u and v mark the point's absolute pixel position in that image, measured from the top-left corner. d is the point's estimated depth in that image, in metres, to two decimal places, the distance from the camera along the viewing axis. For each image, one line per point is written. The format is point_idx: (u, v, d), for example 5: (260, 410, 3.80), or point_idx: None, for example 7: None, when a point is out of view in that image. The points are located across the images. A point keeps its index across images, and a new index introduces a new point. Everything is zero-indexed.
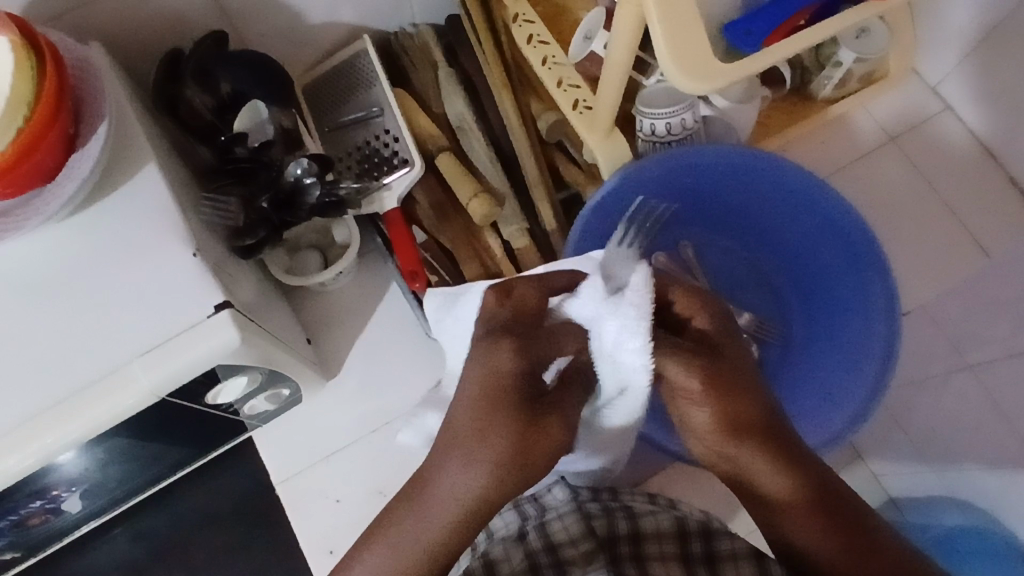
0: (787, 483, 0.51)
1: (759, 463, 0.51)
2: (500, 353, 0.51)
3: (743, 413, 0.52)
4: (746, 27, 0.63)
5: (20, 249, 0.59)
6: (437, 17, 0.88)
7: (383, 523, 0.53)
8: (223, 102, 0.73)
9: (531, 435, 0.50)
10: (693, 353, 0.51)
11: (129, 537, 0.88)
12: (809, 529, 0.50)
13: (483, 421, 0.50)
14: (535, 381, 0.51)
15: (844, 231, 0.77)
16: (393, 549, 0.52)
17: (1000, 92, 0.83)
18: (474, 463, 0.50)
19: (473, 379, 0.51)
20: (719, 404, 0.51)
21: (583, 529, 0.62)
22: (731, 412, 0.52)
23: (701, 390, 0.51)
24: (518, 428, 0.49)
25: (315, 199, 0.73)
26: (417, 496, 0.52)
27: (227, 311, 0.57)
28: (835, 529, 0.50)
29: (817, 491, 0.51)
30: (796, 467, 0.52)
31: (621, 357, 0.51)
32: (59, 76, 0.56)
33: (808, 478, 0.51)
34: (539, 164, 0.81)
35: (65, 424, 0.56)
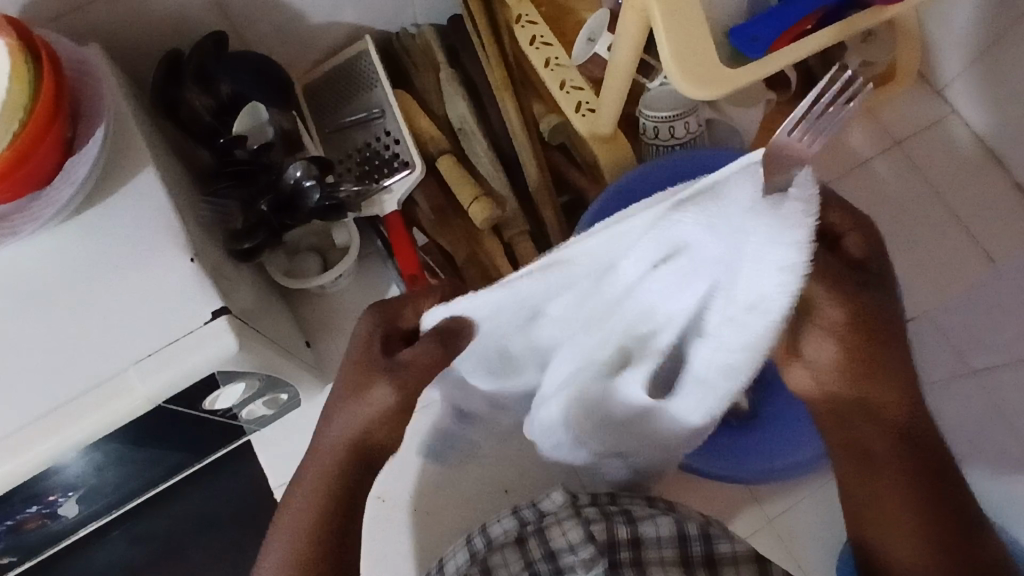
0: (893, 477, 0.55)
1: (878, 445, 0.55)
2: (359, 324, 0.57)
3: (871, 404, 0.53)
4: (752, 32, 0.62)
5: (15, 254, 0.58)
6: (439, 19, 0.87)
7: (294, 490, 0.59)
8: (223, 103, 0.72)
9: (362, 394, 0.55)
10: (847, 297, 0.47)
11: (126, 540, 0.88)
12: (910, 533, 0.56)
13: (346, 390, 0.56)
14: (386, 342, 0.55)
15: None
16: (301, 508, 0.58)
17: (1007, 97, 0.82)
18: (343, 424, 0.56)
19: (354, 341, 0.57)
20: (856, 388, 0.51)
21: (584, 535, 0.61)
22: (862, 395, 0.52)
23: (831, 361, 0.50)
24: (356, 395, 0.55)
25: (314, 202, 0.71)
26: (308, 461, 0.59)
27: (224, 318, 0.57)
28: (931, 533, 0.55)
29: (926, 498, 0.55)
30: (906, 455, 0.55)
31: (760, 288, 0.44)
32: (56, 80, 0.56)
33: (919, 465, 0.55)
34: (541, 168, 0.80)
35: (61, 431, 0.55)
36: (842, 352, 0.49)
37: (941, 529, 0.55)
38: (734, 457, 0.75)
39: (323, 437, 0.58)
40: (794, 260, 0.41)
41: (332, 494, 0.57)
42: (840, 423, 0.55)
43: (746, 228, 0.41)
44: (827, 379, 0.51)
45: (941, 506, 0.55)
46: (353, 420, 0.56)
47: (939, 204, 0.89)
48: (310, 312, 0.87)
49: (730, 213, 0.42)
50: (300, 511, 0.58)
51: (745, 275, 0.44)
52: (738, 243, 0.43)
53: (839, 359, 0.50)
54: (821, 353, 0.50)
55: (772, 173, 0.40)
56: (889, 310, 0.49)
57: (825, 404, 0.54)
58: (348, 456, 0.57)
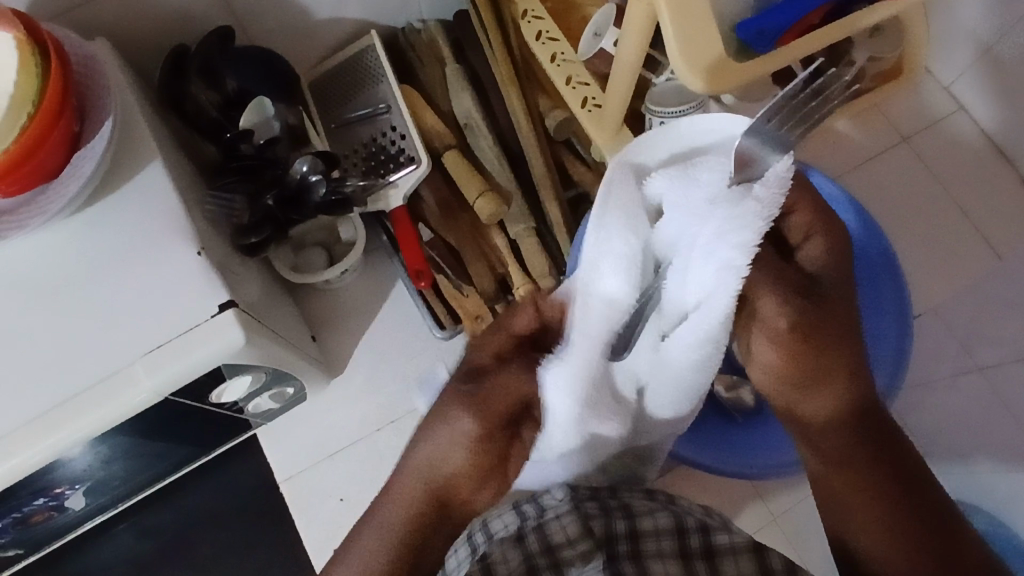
0: (853, 475, 0.53)
1: (838, 449, 0.53)
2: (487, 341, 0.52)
3: (819, 411, 0.52)
4: (760, 25, 0.62)
5: (23, 247, 0.58)
6: (445, 13, 0.87)
7: (368, 516, 0.54)
8: (229, 98, 0.72)
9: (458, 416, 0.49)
10: (795, 303, 0.49)
11: (132, 533, 0.88)
12: (877, 529, 0.53)
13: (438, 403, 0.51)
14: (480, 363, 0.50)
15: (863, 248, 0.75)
16: (372, 532, 0.52)
17: (1015, 92, 0.82)
18: (429, 449, 0.50)
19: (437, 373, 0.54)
20: (802, 394, 0.52)
21: (581, 530, 0.62)
22: (814, 398, 0.52)
23: (777, 361, 0.50)
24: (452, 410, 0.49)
25: (320, 197, 0.72)
26: (386, 495, 0.53)
27: (231, 312, 0.57)
28: (907, 522, 0.52)
29: (887, 494, 0.53)
30: (867, 456, 0.53)
31: (699, 280, 0.48)
32: (63, 74, 0.56)
33: (884, 466, 0.53)
34: (546, 163, 0.80)
35: (69, 422, 0.55)
36: (784, 356, 0.50)
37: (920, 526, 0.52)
38: (728, 447, 0.75)
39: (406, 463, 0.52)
40: (736, 257, 0.45)
41: (414, 521, 0.51)
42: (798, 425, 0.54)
43: (711, 210, 0.46)
44: (775, 384, 0.52)
45: (910, 498, 0.53)
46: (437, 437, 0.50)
47: (946, 201, 0.88)
48: (315, 308, 0.87)
49: (700, 193, 0.47)
50: (372, 542, 0.52)
51: (677, 263, 0.48)
52: (704, 213, 0.47)
53: (783, 361, 0.50)
54: (765, 357, 0.51)
55: (737, 171, 0.47)
56: (842, 315, 0.51)
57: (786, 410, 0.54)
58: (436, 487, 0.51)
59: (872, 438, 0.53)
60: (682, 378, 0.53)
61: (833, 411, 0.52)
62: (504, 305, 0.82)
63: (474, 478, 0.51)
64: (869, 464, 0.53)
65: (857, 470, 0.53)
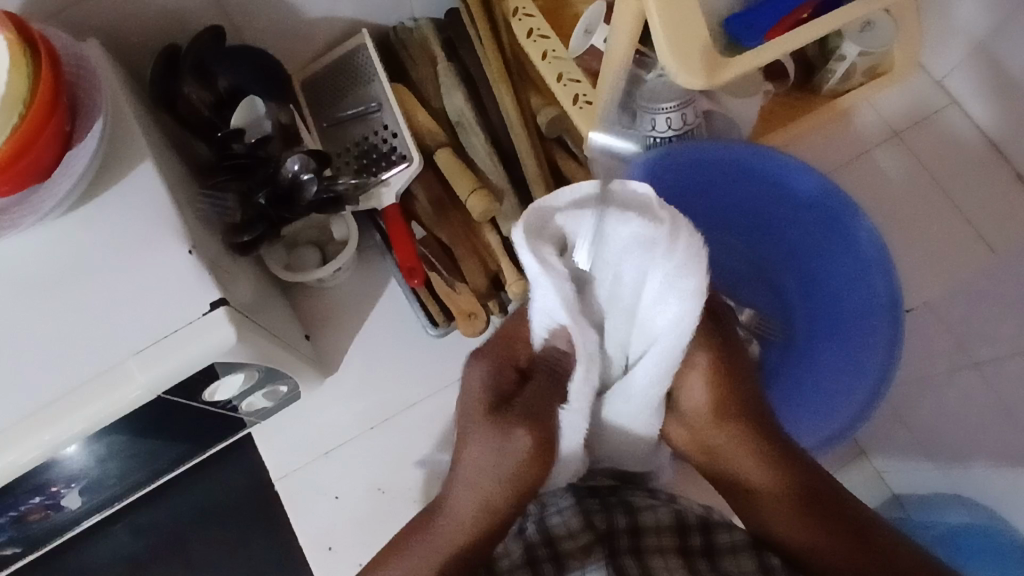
0: (778, 496, 0.59)
1: (762, 477, 0.59)
2: (473, 375, 0.61)
3: (739, 446, 0.59)
4: (749, 21, 0.62)
5: (15, 245, 0.58)
6: (437, 12, 0.87)
7: (410, 536, 0.61)
8: (221, 97, 0.72)
9: (502, 442, 0.56)
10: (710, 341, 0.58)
11: (129, 532, 0.89)
12: (800, 525, 0.57)
13: (470, 430, 0.58)
14: (505, 385, 0.59)
15: (840, 224, 0.76)
16: (416, 553, 0.59)
17: (1007, 87, 0.82)
18: (466, 470, 0.58)
19: (463, 405, 0.61)
20: (723, 427, 0.60)
21: (583, 523, 0.60)
22: (732, 434, 0.60)
23: (704, 399, 0.59)
24: (495, 436, 0.56)
25: (311, 195, 0.72)
26: (433, 523, 0.60)
27: (222, 310, 0.57)
28: (830, 529, 0.57)
29: (805, 493, 0.58)
30: (791, 475, 0.59)
31: (666, 308, 0.49)
32: (54, 73, 0.56)
33: (804, 472, 0.59)
34: (539, 160, 0.81)
35: (61, 419, 0.55)
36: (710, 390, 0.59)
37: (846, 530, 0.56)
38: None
39: (452, 490, 0.60)
40: (687, 288, 0.48)
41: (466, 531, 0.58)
42: (724, 466, 0.61)
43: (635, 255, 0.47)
44: (709, 419, 0.60)
45: (834, 511, 0.58)
46: (481, 461, 0.57)
47: (938, 197, 0.88)
48: (309, 306, 0.87)
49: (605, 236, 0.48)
50: (419, 561, 0.59)
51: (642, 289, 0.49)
52: (622, 257, 0.48)
53: (710, 395, 0.59)
54: (697, 395, 0.59)
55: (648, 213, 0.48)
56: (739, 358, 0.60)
57: (711, 454, 0.61)
58: (481, 508, 0.58)
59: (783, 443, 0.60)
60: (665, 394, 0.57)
61: (753, 444, 0.59)
62: (496, 302, 0.83)
63: (506, 497, 0.58)
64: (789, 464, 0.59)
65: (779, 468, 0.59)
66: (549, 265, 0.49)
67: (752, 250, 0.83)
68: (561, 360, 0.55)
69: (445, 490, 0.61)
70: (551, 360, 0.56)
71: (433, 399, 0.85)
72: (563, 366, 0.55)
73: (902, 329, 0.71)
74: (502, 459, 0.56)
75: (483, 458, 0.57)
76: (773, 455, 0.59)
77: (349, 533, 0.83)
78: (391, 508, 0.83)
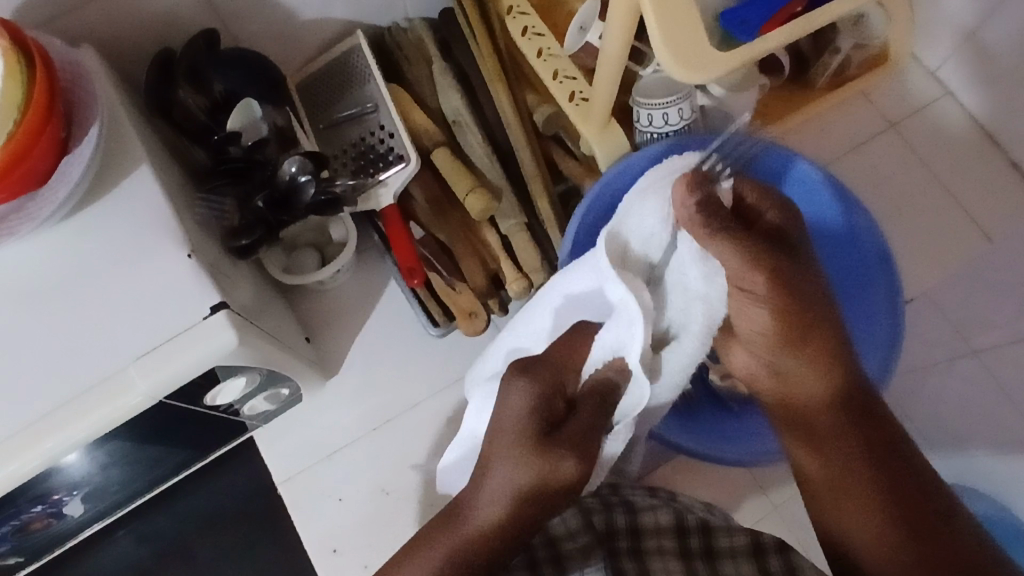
0: (844, 457, 0.55)
1: (837, 430, 0.56)
2: (514, 393, 0.54)
3: (813, 381, 0.55)
4: (742, 16, 0.64)
5: (13, 252, 0.58)
6: (430, 13, 0.87)
7: (424, 540, 0.56)
8: (217, 103, 0.72)
9: (542, 474, 0.51)
10: (764, 257, 0.51)
11: (133, 540, 0.88)
12: (874, 527, 0.53)
13: (503, 452, 0.53)
14: (551, 409, 0.53)
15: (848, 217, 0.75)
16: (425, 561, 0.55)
17: (1000, 76, 0.82)
18: (497, 482, 0.53)
19: (497, 420, 0.54)
20: (805, 365, 0.54)
21: (583, 523, 0.59)
22: (807, 367, 0.54)
23: (765, 324, 0.53)
24: (534, 463, 0.51)
25: (309, 197, 0.72)
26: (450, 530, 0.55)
27: (222, 313, 0.57)
28: (897, 513, 0.53)
29: (876, 481, 0.54)
30: (862, 437, 0.56)
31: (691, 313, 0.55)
32: (48, 80, 0.55)
33: (878, 459, 0.55)
34: (536, 158, 0.81)
35: (64, 426, 0.55)
36: (768, 314, 0.53)
37: (907, 516, 0.52)
38: (712, 435, 0.74)
39: (476, 501, 0.54)
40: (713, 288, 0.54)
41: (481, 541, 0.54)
42: (795, 420, 0.57)
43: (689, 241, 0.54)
44: (762, 348, 0.55)
45: (908, 490, 0.53)
46: (514, 483, 0.52)
47: (936, 187, 0.89)
48: (309, 310, 0.87)
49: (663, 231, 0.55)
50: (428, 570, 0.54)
51: (676, 282, 0.55)
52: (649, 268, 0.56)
53: (774, 323, 0.53)
54: (759, 320, 0.53)
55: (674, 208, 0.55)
56: (815, 280, 0.53)
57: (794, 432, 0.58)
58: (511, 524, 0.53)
59: (859, 422, 0.56)
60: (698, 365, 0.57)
61: (828, 389, 0.55)
62: (497, 301, 0.83)
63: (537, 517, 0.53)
64: (849, 451, 0.55)
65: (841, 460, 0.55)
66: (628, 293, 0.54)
67: None
68: (609, 387, 0.55)
69: (464, 498, 0.56)
70: (604, 383, 0.55)
71: (434, 402, 0.85)
72: (613, 390, 0.55)
73: (904, 330, 0.72)
74: (541, 482, 0.52)
75: (516, 481, 0.52)
76: (852, 413, 0.56)
77: (352, 536, 0.83)
78: (394, 509, 0.83)
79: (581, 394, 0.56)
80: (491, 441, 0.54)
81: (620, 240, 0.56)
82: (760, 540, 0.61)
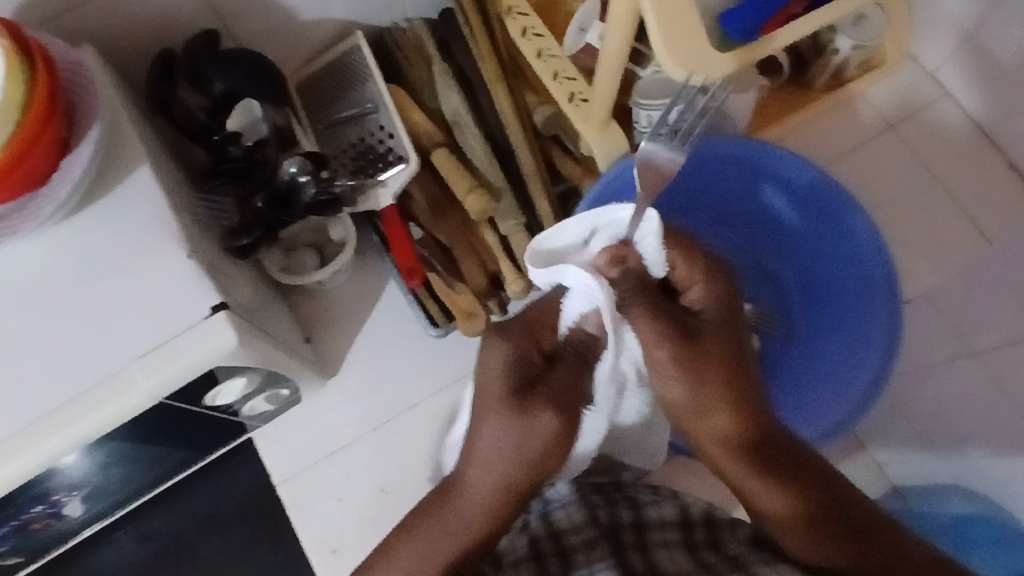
0: (774, 487, 0.55)
1: (767, 465, 0.55)
2: (494, 353, 0.57)
3: (726, 426, 0.55)
4: (742, 17, 0.63)
5: (13, 251, 0.58)
6: (430, 13, 0.87)
7: (419, 519, 0.57)
8: (217, 102, 0.71)
9: (529, 424, 0.53)
10: (667, 326, 0.55)
11: (133, 540, 0.88)
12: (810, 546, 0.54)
13: (488, 408, 0.55)
14: (530, 368, 0.57)
15: (833, 210, 0.76)
16: (426, 538, 0.56)
17: (998, 77, 0.82)
18: (484, 442, 0.55)
19: (481, 387, 0.57)
20: (715, 418, 0.55)
21: (587, 517, 0.61)
22: (723, 415, 0.55)
23: (684, 384, 0.55)
24: (520, 417, 0.54)
25: (308, 198, 0.73)
26: (447, 504, 0.56)
27: (222, 314, 0.57)
28: (835, 537, 0.53)
29: (806, 506, 0.54)
30: (785, 469, 0.55)
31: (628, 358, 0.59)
32: (49, 80, 0.55)
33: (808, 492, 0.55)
34: (535, 158, 0.81)
35: (65, 427, 0.55)
36: (680, 374, 0.55)
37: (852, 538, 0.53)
38: None
39: (469, 470, 0.56)
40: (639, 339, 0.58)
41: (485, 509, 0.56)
42: (730, 453, 0.56)
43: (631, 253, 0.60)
44: (675, 400, 0.57)
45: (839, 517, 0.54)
46: (504, 443, 0.54)
47: (934, 187, 0.89)
48: (308, 309, 0.87)
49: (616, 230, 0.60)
50: (431, 544, 0.56)
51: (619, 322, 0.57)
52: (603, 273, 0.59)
53: (684, 378, 0.55)
54: (675, 382, 0.55)
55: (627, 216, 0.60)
56: (721, 331, 0.56)
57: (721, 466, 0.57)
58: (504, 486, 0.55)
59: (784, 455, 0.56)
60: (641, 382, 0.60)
61: (737, 432, 0.55)
62: (497, 302, 0.84)
63: (527, 478, 0.55)
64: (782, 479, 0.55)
65: (773, 490, 0.55)
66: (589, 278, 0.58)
67: (746, 239, 0.80)
68: (591, 342, 0.59)
69: (456, 472, 0.57)
70: (580, 343, 0.59)
71: (435, 400, 0.86)
72: (592, 350, 0.59)
73: (902, 331, 0.72)
74: (526, 438, 0.54)
75: (505, 442, 0.54)
76: (765, 455, 0.55)
77: (352, 536, 0.83)
78: (395, 509, 0.83)
79: (560, 350, 0.59)
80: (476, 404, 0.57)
81: (556, 254, 0.62)
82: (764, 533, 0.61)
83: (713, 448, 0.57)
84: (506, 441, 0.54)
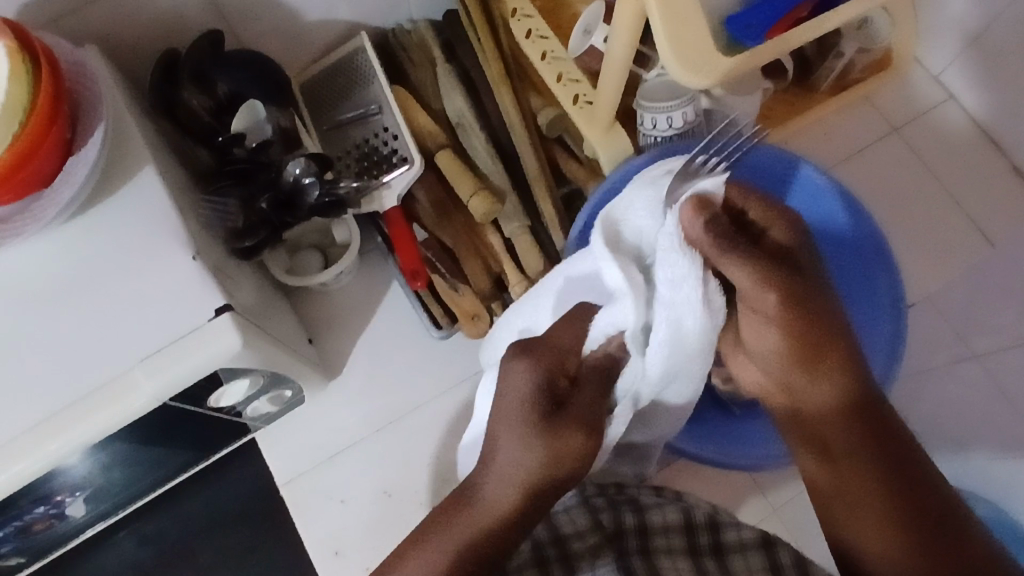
0: (857, 464, 0.55)
1: (846, 440, 0.55)
2: (519, 371, 0.54)
3: (828, 389, 0.54)
4: (747, 21, 0.64)
5: (18, 253, 0.58)
6: (435, 14, 0.87)
7: (437, 524, 0.57)
8: (221, 103, 0.71)
9: (557, 441, 0.52)
10: (776, 277, 0.51)
11: (135, 540, 0.88)
12: (887, 538, 0.53)
13: (513, 424, 0.54)
14: (555, 387, 0.54)
15: (856, 217, 0.75)
16: (438, 543, 0.55)
17: (1003, 81, 0.82)
18: (511, 457, 0.54)
19: (502, 403, 0.55)
20: (816, 380, 0.54)
21: (592, 523, 0.60)
22: (822, 377, 0.54)
23: (780, 343, 0.53)
24: (548, 435, 0.52)
25: (314, 199, 0.72)
26: (464, 513, 0.56)
27: (227, 315, 0.57)
28: (916, 528, 0.52)
29: (890, 484, 0.54)
30: (870, 444, 0.55)
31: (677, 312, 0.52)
32: (55, 81, 0.55)
33: (895, 473, 0.54)
34: (539, 159, 0.80)
35: (68, 429, 0.55)
36: (780, 330, 0.52)
37: (923, 519, 0.52)
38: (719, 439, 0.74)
39: (490, 482, 0.55)
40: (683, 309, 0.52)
41: (505, 522, 0.55)
42: (809, 427, 0.56)
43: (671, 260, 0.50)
44: (774, 365, 0.55)
45: (921, 496, 0.53)
46: (528, 459, 0.53)
47: (939, 191, 0.89)
48: (312, 311, 0.87)
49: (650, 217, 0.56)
50: (445, 551, 0.55)
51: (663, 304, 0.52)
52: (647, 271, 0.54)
53: (785, 341, 0.53)
54: (769, 339, 0.54)
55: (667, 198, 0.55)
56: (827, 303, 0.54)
57: (805, 433, 0.57)
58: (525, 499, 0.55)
59: (874, 423, 0.55)
60: (691, 368, 0.57)
61: (833, 398, 0.55)
62: (498, 303, 0.83)
63: (551, 493, 0.54)
64: (859, 460, 0.55)
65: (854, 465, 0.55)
66: (634, 281, 0.53)
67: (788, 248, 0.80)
68: (613, 363, 0.56)
69: (476, 481, 0.56)
70: (606, 366, 0.56)
71: (438, 403, 0.86)
72: (615, 365, 0.57)
73: (906, 329, 0.72)
74: (554, 455, 0.53)
75: (528, 460, 0.53)
76: (850, 426, 0.55)
77: (355, 536, 0.83)
78: (398, 510, 0.83)
79: (584, 372, 0.56)
80: (497, 417, 0.55)
81: (614, 223, 0.57)
82: (772, 540, 0.61)
83: (787, 417, 0.58)
84: (534, 458, 0.53)
